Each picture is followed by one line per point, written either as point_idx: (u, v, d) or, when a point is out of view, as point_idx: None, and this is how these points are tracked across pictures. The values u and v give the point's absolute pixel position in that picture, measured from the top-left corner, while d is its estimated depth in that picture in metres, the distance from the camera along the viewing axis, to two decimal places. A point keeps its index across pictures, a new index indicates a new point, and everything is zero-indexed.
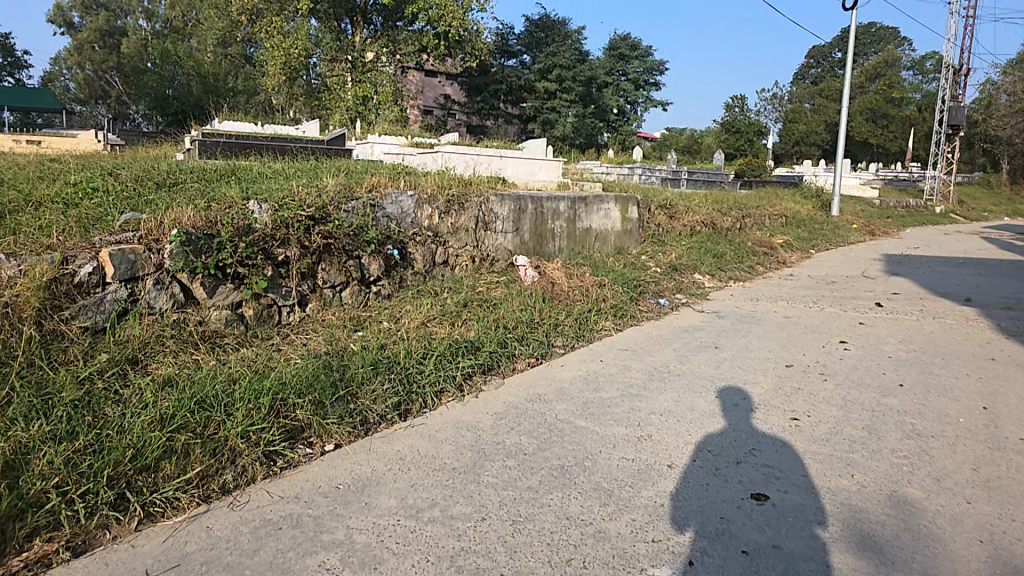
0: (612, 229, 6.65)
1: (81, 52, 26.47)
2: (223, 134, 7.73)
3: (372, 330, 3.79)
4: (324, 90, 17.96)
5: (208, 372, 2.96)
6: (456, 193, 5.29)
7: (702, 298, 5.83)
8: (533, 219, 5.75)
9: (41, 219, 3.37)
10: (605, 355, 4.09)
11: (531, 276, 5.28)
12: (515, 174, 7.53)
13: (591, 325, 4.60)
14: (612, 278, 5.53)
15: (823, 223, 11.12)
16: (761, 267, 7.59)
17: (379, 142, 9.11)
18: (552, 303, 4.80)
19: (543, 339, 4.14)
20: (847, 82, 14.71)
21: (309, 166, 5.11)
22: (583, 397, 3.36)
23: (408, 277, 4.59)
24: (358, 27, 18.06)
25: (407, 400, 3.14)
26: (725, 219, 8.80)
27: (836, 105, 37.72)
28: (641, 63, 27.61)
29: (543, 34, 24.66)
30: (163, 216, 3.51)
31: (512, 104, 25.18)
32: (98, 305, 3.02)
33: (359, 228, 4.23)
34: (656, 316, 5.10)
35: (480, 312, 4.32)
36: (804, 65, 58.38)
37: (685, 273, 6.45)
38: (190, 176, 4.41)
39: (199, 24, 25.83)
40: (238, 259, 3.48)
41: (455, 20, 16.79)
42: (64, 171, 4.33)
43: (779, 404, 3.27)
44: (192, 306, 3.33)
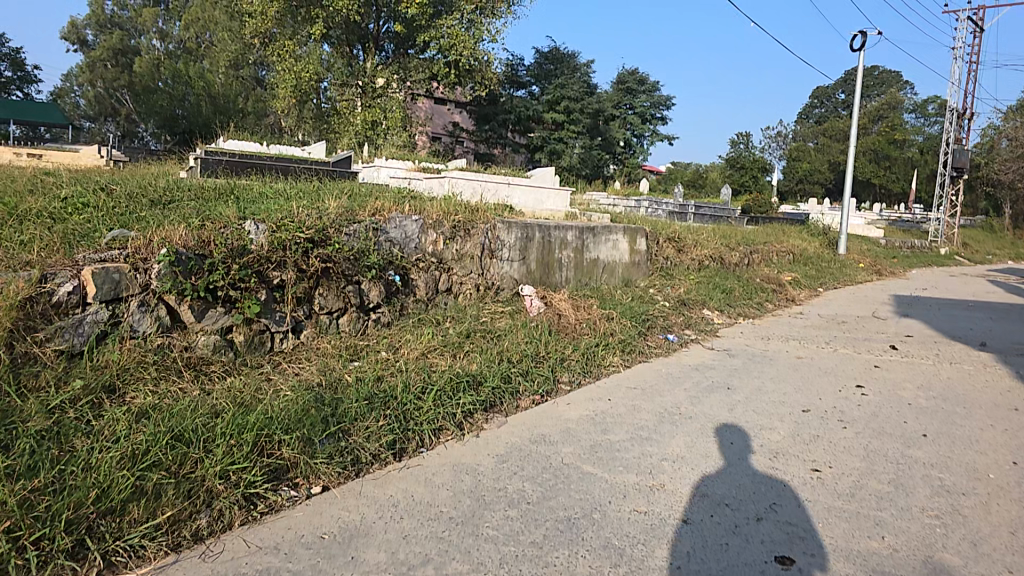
0: (619, 260, 6.49)
1: (93, 69, 26.69)
2: (226, 153, 7.63)
3: (370, 360, 3.61)
4: (333, 114, 17.98)
5: (189, 403, 2.78)
6: (462, 219, 5.14)
7: (711, 335, 5.64)
8: (540, 248, 5.60)
9: (24, 234, 3.21)
10: (612, 393, 3.90)
11: (537, 306, 5.10)
12: (522, 203, 7.40)
13: (598, 360, 4.41)
14: (620, 310, 5.36)
15: (830, 261, 10.99)
16: (770, 304, 7.43)
17: (386, 166, 9.03)
18: (558, 336, 4.62)
19: (548, 374, 3.96)
20: (856, 122, 14.72)
21: (312, 187, 4.97)
22: (590, 439, 3.17)
23: (409, 304, 4.42)
24: (370, 54, 18.17)
25: (403, 439, 2.95)
26: (733, 255, 8.66)
27: (840, 145, 38.00)
28: (648, 98, 27.81)
29: (552, 66, 24.96)
30: (152, 234, 3.34)
31: (519, 133, 25.30)
32: (76, 328, 2.85)
33: (360, 252, 4.07)
34: (664, 353, 4.91)
35: (482, 343, 4.15)
36: (808, 106, 59.02)
37: (694, 308, 6.27)
38: (188, 194, 4.27)
39: (212, 46, 26.07)
40: (230, 282, 3.31)
41: (466, 50, 16.93)
42: (57, 185, 4.19)
43: (798, 452, 3.08)
44: (178, 331, 3.16)
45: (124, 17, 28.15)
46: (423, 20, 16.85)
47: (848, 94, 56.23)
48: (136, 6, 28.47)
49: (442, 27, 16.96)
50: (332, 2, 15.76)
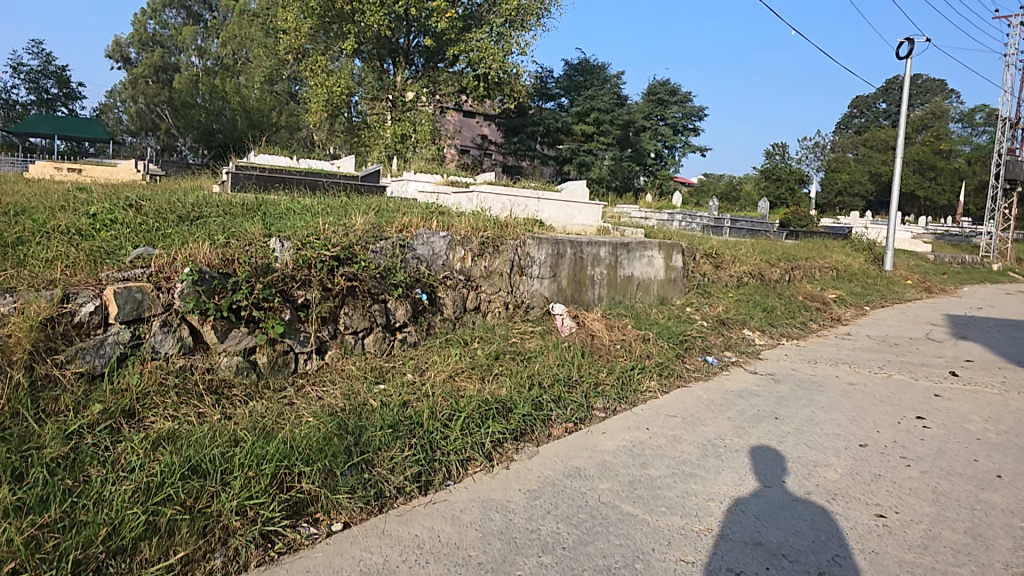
0: (654, 277, 6.28)
1: (135, 86, 27.38)
2: (259, 167, 7.66)
3: (396, 384, 3.48)
4: (364, 128, 18.16)
5: (211, 432, 2.64)
6: (491, 235, 5.00)
7: (752, 358, 5.42)
8: (571, 264, 5.42)
9: (50, 250, 3.09)
10: (650, 424, 3.72)
11: (569, 326, 4.92)
12: (553, 217, 7.24)
13: (634, 385, 4.23)
14: (656, 331, 5.17)
15: (876, 278, 10.59)
16: (814, 323, 7.14)
17: (415, 180, 8.98)
18: (591, 359, 4.43)
19: (582, 400, 3.79)
20: (903, 133, 14.21)
21: (339, 202, 4.87)
22: (629, 475, 2.99)
23: (436, 323, 4.28)
24: (400, 68, 18.26)
25: (429, 470, 2.80)
26: (774, 271, 8.38)
27: (882, 157, 37.05)
28: (680, 109, 27.09)
29: (583, 78, 24.87)
30: (177, 252, 3.23)
31: (549, 145, 25.22)
32: (98, 348, 2.73)
33: (386, 270, 3.94)
34: (704, 379, 4.72)
35: (512, 365, 4.00)
36: (847, 116, 57.79)
37: (734, 328, 6.06)
38: (216, 210, 4.18)
39: (248, 63, 26.57)
40: (254, 301, 3.18)
41: (496, 63, 16.94)
42: (86, 200, 4.13)
43: (860, 495, 2.90)
44: (200, 351, 3.03)
45: (165, 35, 28.99)
46: (452, 33, 16.88)
47: (888, 104, 54.91)
48: (176, 25, 29.34)
49: (471, 40, 17.01)
50: (363, 17, 15.89)
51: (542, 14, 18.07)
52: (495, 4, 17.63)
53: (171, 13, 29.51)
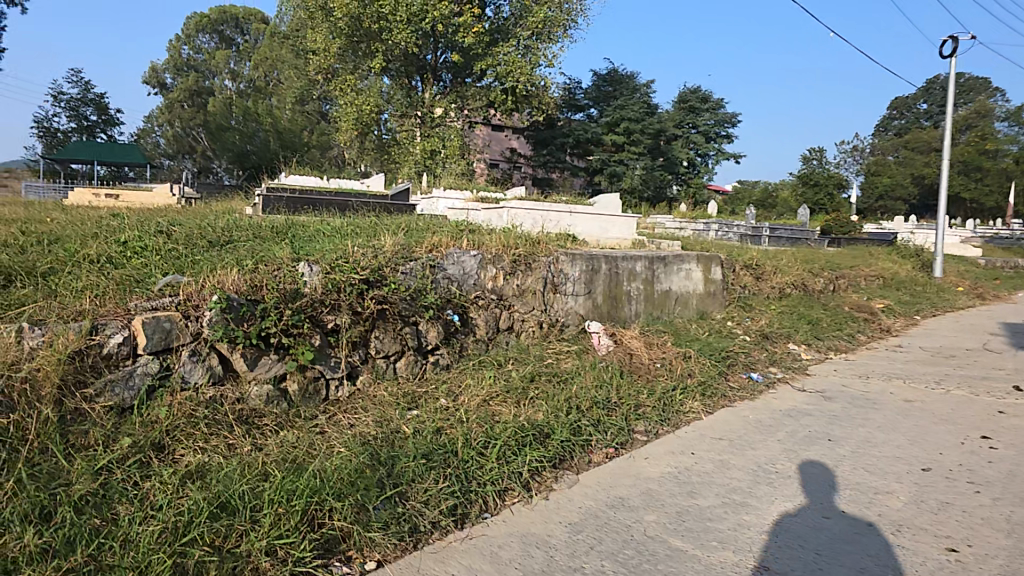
0: (693, 291, 6.08)
1: (172, 110, 28.10)
2: (289, 188, 7.69)
3: (429, 409, 3.37)
4: (394, 145, 18.35)
5: (242, 465, 2.55)
6: (523, 252, 4.88)
7: (799, 375, 5.26)
8: (606, 280, 5.26)
9: (81, 281, 3.06)
10: (695, 447, 3.54)
11: (606, 344, 4.78)
12: (586, 231, 7.10)
13: (676, 406, 4.07)
14: (697, 348, 5.00)
15: (926, 285, 10.18)
16: (862, 335, 6.87)
17: (445, 197, 8.94)
18: (630, 378, 4.28)
19: (622, 423, 3.63)
20: (949, 133, 13.69)
21: (368, 223, 4.81)
22: (675, 505, 2.81)
23: (469, 344, 4.17)
24: (428, 85, 18.31)
25: (465, 503, 2.67)
26: (817, 281, 8.11)
27: (923, 159, 36.00)
28: (712, 116, 26.72)
29: (611, 88, 24.72)
30: (205, 279, 3.16)
31: (579, 156, 25.12)
32: (127, 380, 2.66)
33: (417, 291, 3.84)
34: (750, 398, 4.54)
35: (548, 387, 3.87)
36: (885, 118, 56.42)
37: (778, 342, 5.87)
38: (245, 234, 4.15)
39: (279, 85, 27.10)
40: (283, 328, 3.10)
41: (523, 76, 16.92)
42: (119, 227, 4.14)
43: (928, 525, 2.68)
44: (230, 381, 2.96)
45: (200, 60, 29.80)
46: (479, 48, 16.91)
47: (929, 105, 53.40)
48: (210, 49, 30.12)
49: (498, 54, 17.03)
50: (391, 35, 16.05)
51: (570, 26, 17.99)
52: (521, 17, 17.66)
53: (204, 38, 30.29)
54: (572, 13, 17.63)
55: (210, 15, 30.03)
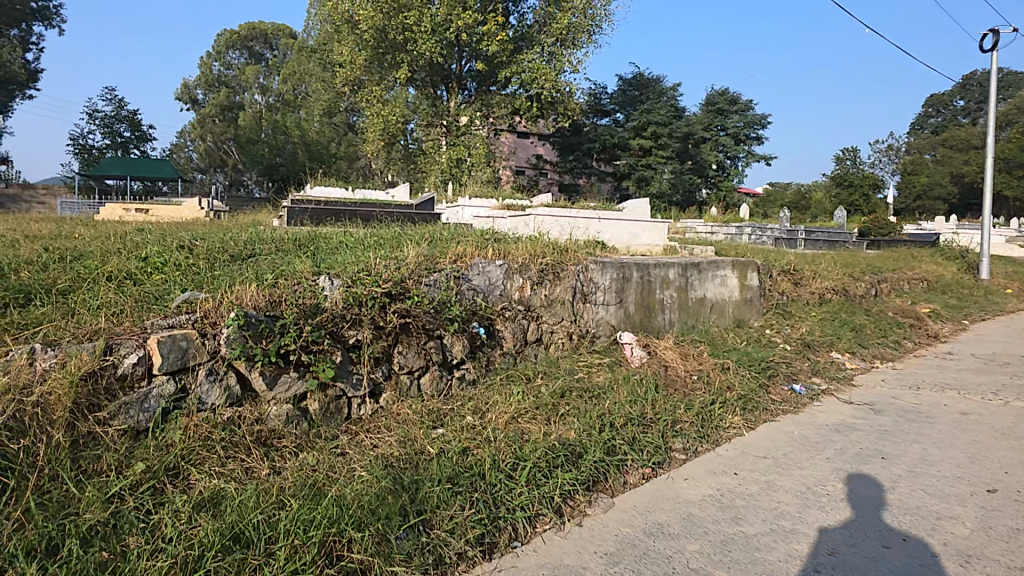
0: (729, 298, 5.86)
1: (204, 125, 28.60)
2: (314, 200, 7.64)
3: (455, 428, 3.22)
4: (420, 154, 18.39)
5: (259, 492, 2.44)
6: (551, 261, 4.70)
7: (845, 386, 5.00)
8: (639, 288, 5.07)
9: (98, 298, 2.96)
10: (738, 467, 3.33)
11: (639, 356, 4.60)
12: (615, 237, 6.90)
13: (716, 421, 3.87)
14: (736, 358, 4.78)
15: (973, 288, 9.74)
16: (909, 342, 6.56)
17: (470, 205, 8.82)
18: (666, 392, 4.08)
19: (660, 441, 3.44)
20: (993, 130, 12.99)
21: (392, 233, 4.70)
22: (719, 533, 2.61)
23: (496, 358, 4.01)
24: (454, 94, 18.25)
25: (493, 531, 2.51)
26: (858, 286, 7.81)
27: (963, 157, 34.87)
28: (741, 118, 26.19)
29: (637, 92, 24.47)
30: (223, 295, 3.04)
31: (606, 162, 24.87)
32: (141, 403, 2.55)
33: (441, 304, 3.70)
34: (793, 412, 4.31)
35: (579, 403, 3.69)
36: (922, 116, 54.99)
37: (821, 351, 5.62)
38: (267, 248, 4.05)
39: (308, 98, 27.44)
40: (303, 344, 2.97)
41: (548, 82, 16.80)
42: (142, 243, 4.07)
43: (999, 557, 2.43)
44: (248, 401, 2.84)
45: (230, 76, 30.15)
46: (503, 56, 16.84)
47: (967, 101, 51.83)
48: (240, 65, 30.63)
49: (522, 61, 16.92)
50: (416, 45, 16.06)
51: (595, 31, 17.82)
52: (546, 23, 17.55)
53: (234, 54, 30.78)
54: (596, 18, 17.44)
55: (240, 31, 30.62)
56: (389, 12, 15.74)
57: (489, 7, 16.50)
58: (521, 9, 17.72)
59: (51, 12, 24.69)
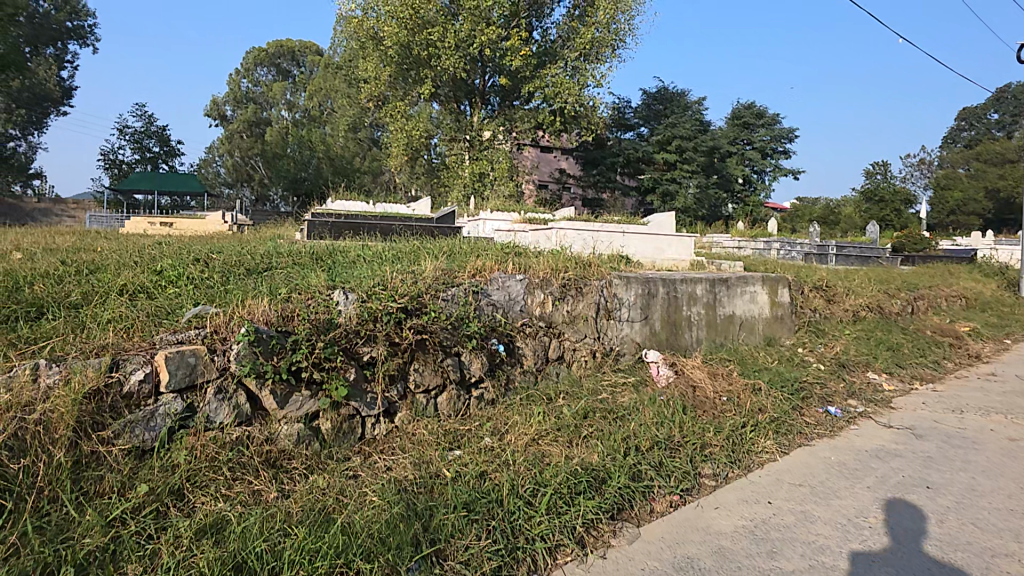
0: (759, 315, 5.66)
1: (231, 141, 29.07)
2: (334, 213, 7.59)
3: (472, 450, 3.09)
4: (443, 168, 18.41)
5: (267, 518, 2.32)
6: (573, 276, 4.57)
7: (883, 409, 4.76)
8: (665, 304, 4.89)
9: (109, 312, 2.88)
10: (772, 496, 3.13)
11: (666, 375, 4.42)
12: (640, 252, 6.73)
13: (747, 445, 3.68)
14: (767, 379, 4.58)
15: (1014, 305, 9.36)
16: (949, 362, 6.27)
17: (492, 219, 8.73)
18: (694, 414, 3.90)
19: (689, 467, 3.26)
20: None
21: (412, 247, 4.60)
22: (754, 568, 2.42)
23: (516, 376, 3.88)
24: (477, 108, 18.26)
25: (511, 563, 2.35)
26: (893, 303, 7.53)
27: (998, 171, 33.97)
28: (768, 132, 25.78)
29: (662, 106, 24.20)
30: (235, 309, 2.95)
31: (630, 176, 24.69)
32: (146, 422, 2.45)
33: (459, 319, 3.58)
34: (828, 436, 4.10)
35: (603, 425, 3.53)
36: (954, 129, 53.84)
37: (856, 372, 5.39)
38: (284, 261, 3.97)
39: (333, 113, 27.78)
40: (315, 362, 2.86)
41: (571, 96, 16.70)
42: (159, 256, 4.02)
43: None
44: (258, 420, 2.74)
45: (257, 92, 30.54)
46: (527, 70, 16.81)
47: (1002, 114, 50.59)
48: (267, 81, 31.08)
49: (546, 76, 16.83)
50: (439, 61, 16.11)
51: (619, 46, 17.78)
52: (569, 38, 17.52)
53: (262, 71, 31.27)
54: (620, 33, 17.39)
55: (268, 49, 31.18)
56: (413, 29, 15.83)
57: (513, 22, 16.52)
58: (545, 25, 17.70)
59: (86, 31, 25.42)
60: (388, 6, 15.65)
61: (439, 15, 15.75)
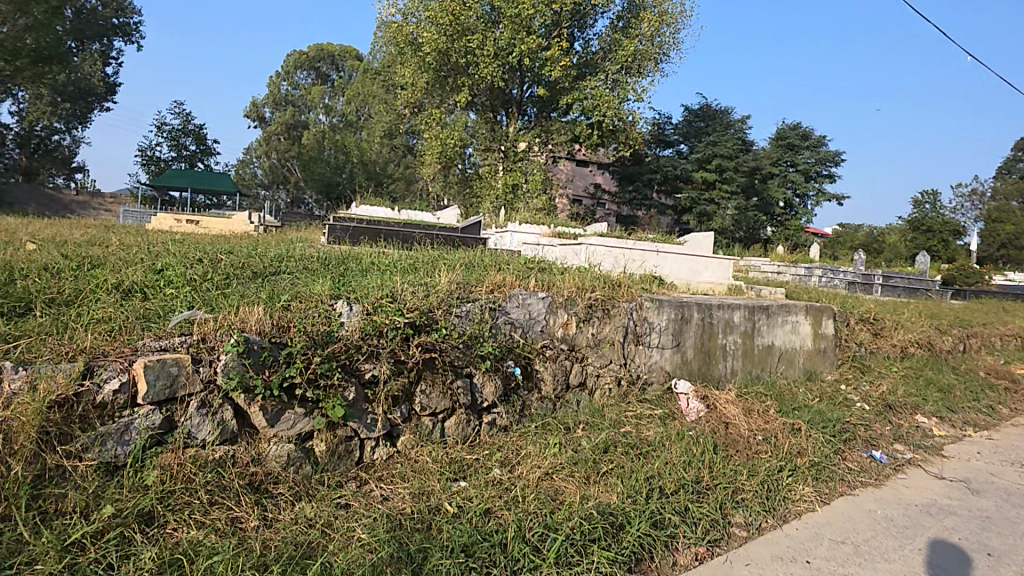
0: (800, 347, 5.29)
1: (270, 142, 29.48)
2: (357, 218, 7.38)
3: (479, 482, 2.82)
4: (477, 178, 18.37)
5: (241, 552, 2.08)
6: (601, 296, 4.26)
7: (933, 457, 4.34)
8: (698, 331, 4.55)
9: (97, 313, 2.69)
10: (811, 554, 2.78)
11: (696, 409, 4.09)
12: (674, 273, 6.36)
13: (782, 492, 3.32)
14: (807, 418, 4.21)
15: None
16: (1004, 408, 5.79)
17: (521, 232, 8.48)
18: (725, 455, 3.56)
19: (717, 514, 2.93)
20: None
21: (430, 257, 4.36)
22: None
23: (532, 403, 3.61)
24: (513, 119, 18.06)
25: None
26: (944, 340, 7.04)
27: None
28: (812, 155, 24.88)
29: (704, 124, 23.44)
30: (228, 316, 2.72)
31: (667, 194, 24.23)
32: (120, 436, 2.22)
33: (472, 338, 3.32)
34: (873, 485, 3.71)
35: (624, 461, 3.22)
36: (1009, 159, 51.79)
37: (903, 414, 4.97)
38: (294, 266, 3.77)
39: (370, 120, 28.07)
40: (311, 379, 2.61)
41: (610, 110, 16.39)
42: (164, 254, 3.84)
43: None
44: (245, 439, 2.50)
45: (297, 95, 31.00)
46: (566, 82, 16.60)
47: None
48: (307, 84, 31.47)
49: (586, 88, 16.56)
50: (478, 69, 16.01)
51: (661, 60, 17.52)
52: (611, 51, 17.30)
53: (302, 74, 31.72)
54: (663, 46, 17.15)
55: (309, 52, 31.59)
56: (453, 36, 15.79)
57: (554, 32, 16.35)
58: (587, 36, 17.55)
59: (133, 28, 26.10)
60: (429, 12, 15.59)
61: (480, 23, 15.68)
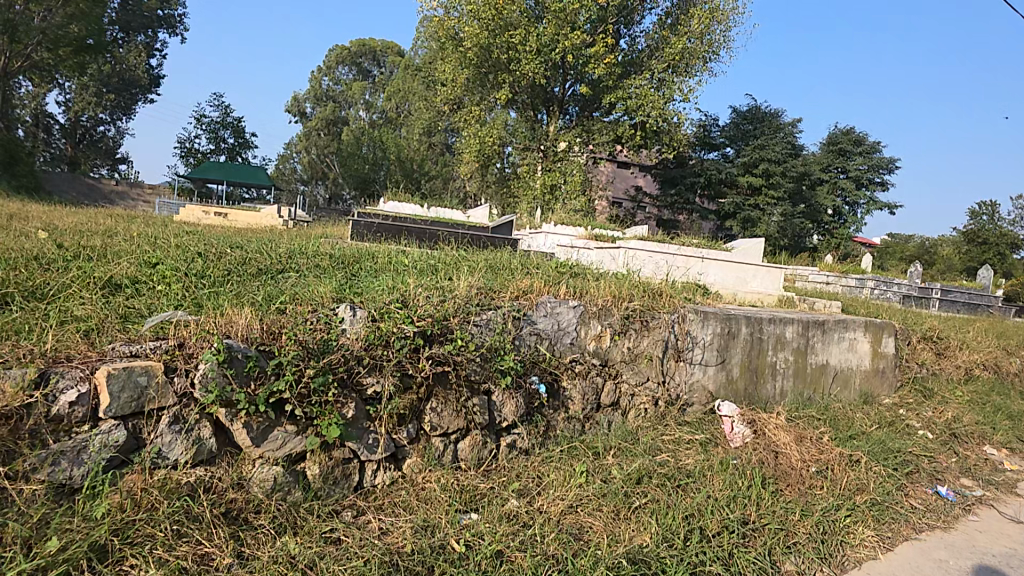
0: (857, 367, 4.79)
1: (310, 138, 29.63)
2: (383, 216, 7.09)
3: (491, 516, 2.45)
4: (515, 178, 18.21)
5: None
6: (639, 307, 3.87)
7: (1009, 497, 3.81)
8: (746, 348, 4.11)
9: (78, 310, 2.43)
10: None
11: (741, 435, 3.66)
12: (719, 281, 5.91)
13: (840, 536, 2.87)
14: (867, 449, 3.73)
15: None
16: None
17: (556, 234, 8.12)
18: (774, 489, 3.13)
19: (767, 562, 2.50)
20: None
21: (452, 258, 4.04)
22: None
23: (557, 424, 3.26)
24: (554, 118, 17.66)
25: None
26: (1013, 361, 6.43)
27: None
28: (866, 160, 23.71)
29: (752, 126, 22.65)
30: (214, 319, 2.43)
31: (710, 198, 23.55)
32: (75, 455, 1.93)
33: (492, 350, 2.97)
34: (943, 528, 3.22)
35: (659, 495, 2.82)
36: None
37: (972, 445, 4.44)
38: (305, 264, 3.49)
39: (408, 116, 28.10)
40: (302, 393, 2.31)
41: (655, 110, 15.89)
42: (168, 246, 3.59)
43: None
44: (225, 459, 2.20)
45: (337, 90, 31.32)
46: (609, 80, 16.08)
47: None
48: (347, 80, 31.63)
49: (630, 86, 16.06)
50: (519, 64, 15.73)
51: (710, 58, 16.93)
52: (658, 48, 16.74)
53: (343, 69, 31.88)
54: (713, 44, 16.62)
55: (350, 48, 31.77)
56: (494, 31, 15.46)
57: (599, 27, 15.91)
58: (634, 33, 17.07)
59: (176, 20, 26.60)
60: (472, 6, 15.30)
61: (524, 17, 15.33)
